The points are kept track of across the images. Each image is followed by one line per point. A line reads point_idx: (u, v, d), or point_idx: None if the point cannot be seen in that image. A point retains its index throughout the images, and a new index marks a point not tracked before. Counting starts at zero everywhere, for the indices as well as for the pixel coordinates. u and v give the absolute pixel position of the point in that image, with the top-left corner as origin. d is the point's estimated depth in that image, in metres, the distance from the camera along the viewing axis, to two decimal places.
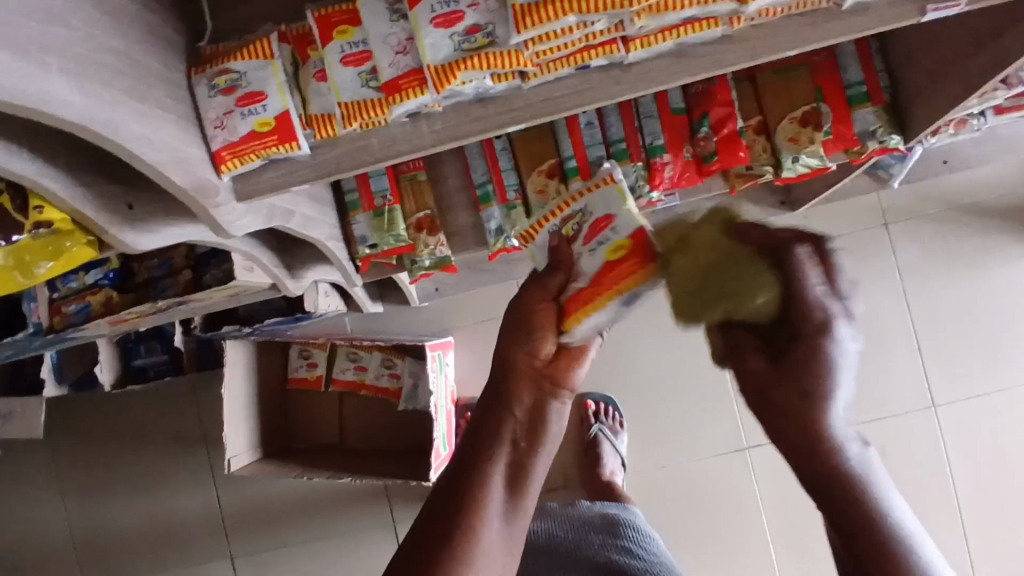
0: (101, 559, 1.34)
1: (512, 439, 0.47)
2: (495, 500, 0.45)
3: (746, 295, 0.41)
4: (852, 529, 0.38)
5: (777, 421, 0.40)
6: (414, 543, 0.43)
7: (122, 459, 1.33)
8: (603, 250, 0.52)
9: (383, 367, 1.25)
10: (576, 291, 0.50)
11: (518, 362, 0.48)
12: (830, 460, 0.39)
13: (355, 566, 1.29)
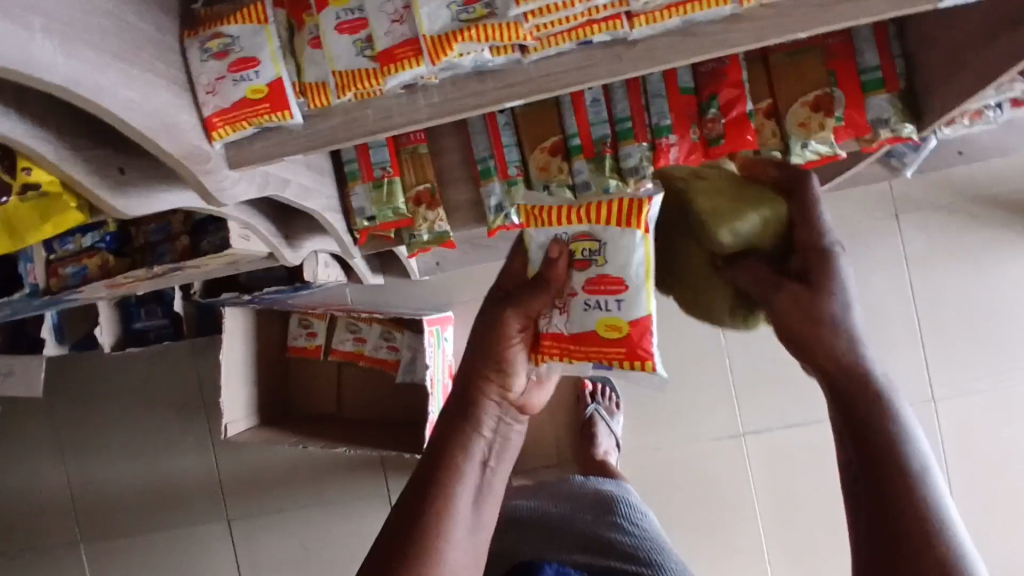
0: (100, 516, 1.37)
1: (477, 458, 0.53)
2: (460, 509, 0.50)
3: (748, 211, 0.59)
4: (869, 432, 0.43)
5: (812, 336, 0.48)
6: (387, 544, 0.48)
7: (121, 419, 1.35)
8: (594, 313, 0.64)
9: (383, 340, 1.25)
10: (558, 332, 0.63)
11: (482, 388, 0.56)
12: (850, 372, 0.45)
13: (349, 533, 1.31)
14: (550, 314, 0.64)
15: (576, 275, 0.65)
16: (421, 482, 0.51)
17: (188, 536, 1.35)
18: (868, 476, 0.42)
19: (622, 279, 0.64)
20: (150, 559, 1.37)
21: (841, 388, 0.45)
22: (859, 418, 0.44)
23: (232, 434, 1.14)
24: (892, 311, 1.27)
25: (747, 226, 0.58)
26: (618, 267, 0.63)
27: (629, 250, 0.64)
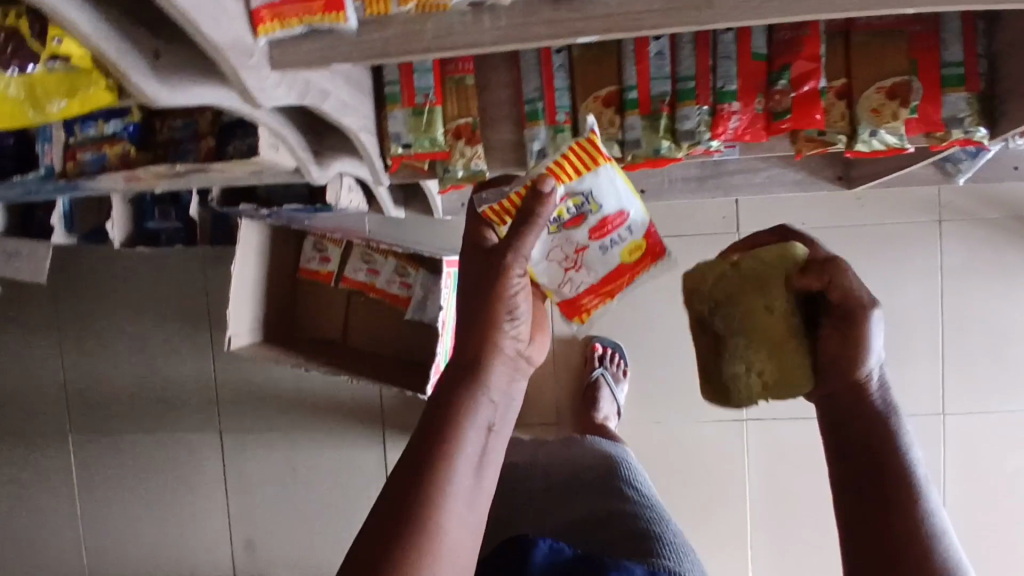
0: (92, 409, 1.37)
1: (480, 424, 0.46)
2: (462, 485, 0.44)
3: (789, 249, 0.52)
4: (877, 458, 0.47)
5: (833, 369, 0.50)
6: (380, 523, 0.42)
7: (123, 317, 1.33)
8: (617, 249, 0.60)
9: (395, 275, 1.22)
10: (590, 286, 0.61)
11: (486, 341, 0.49)
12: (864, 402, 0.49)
13: (339, 460, 1.31)
14: (575, 277, 0.61)
15: (575, 235, 0.59)
16: (417, 457, 0.44)
17: (178, 440, 1.35)
18: (869, 496, 0.47)
19: (621, 211, 0.59)
20: (139, 458, 1.37)
21: (850, 414, 0.50)
22: (870, 440, 0.48)
23: (236, 346, 1.12)
24: (918, 320, 1.24)
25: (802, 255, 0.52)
26: (612, 203, 0.59)
27: (615, 181, 0.58)
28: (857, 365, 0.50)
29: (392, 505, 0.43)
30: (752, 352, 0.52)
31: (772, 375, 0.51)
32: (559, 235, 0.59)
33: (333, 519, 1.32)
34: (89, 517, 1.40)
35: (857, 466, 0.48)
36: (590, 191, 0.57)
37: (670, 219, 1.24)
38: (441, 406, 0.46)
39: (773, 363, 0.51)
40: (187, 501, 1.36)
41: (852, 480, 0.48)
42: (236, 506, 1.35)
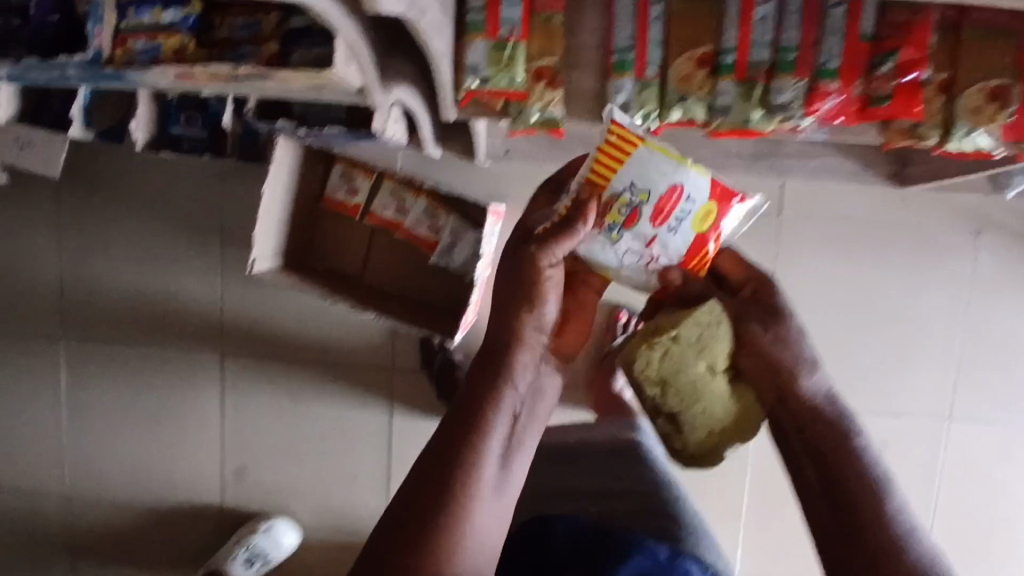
0: (87, 317, 1.30)
1: (506, 414, 0.50)
2: (490, 470, 0.48)
3: (709, 315, 0.57)
4: (831, 466, 0.53)
5: (768, 387, 0.57)
6: (409, 503, 0.46)
7: (130, 224, 1.27)
8: (688, 222, 0.58)
9: (425, 216, 1.18)
10: (676, 264, 0.60)
11: (512, 333, 0.52)
12: (806, 407, 0.55)
13: (344, 397, 1.28)
14: (659, 265, 0.60)
15: (640, 230, 0.58)
16: (444, 443, 0.48)
17: (175, 358, 1.30)
18: (832, 497, 0.52)
19: (674, 187, 0.56)
20: (132, 371, 1.32)
21: (805, 421, 0.55)
22: (824, 446, 0.54)
23: (257, 270, 1.06)
24: (939, 327, 1.24)
25: (716, 317, 0.57)
26: (661, 186, 0.56)
27: (657, 163, 0.56)
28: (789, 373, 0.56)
29: (424, 482, 0.47)
30: (714, 422, 0.58)
31: (737, 434, 0.58)
32: (627, 237, 0.58)
33: (331, 456, 1.30)
34: (74, 425, 1.35)
35: (811, 459, 0.54)
36: (638, 180, 0.56)
37: None
38: (469, 397, 0.50)
39: (732, 428, 0.58)
40: (179, 421, 1.32)
41: (821, 488, 0.53)
42: (230, 432, 1.31)
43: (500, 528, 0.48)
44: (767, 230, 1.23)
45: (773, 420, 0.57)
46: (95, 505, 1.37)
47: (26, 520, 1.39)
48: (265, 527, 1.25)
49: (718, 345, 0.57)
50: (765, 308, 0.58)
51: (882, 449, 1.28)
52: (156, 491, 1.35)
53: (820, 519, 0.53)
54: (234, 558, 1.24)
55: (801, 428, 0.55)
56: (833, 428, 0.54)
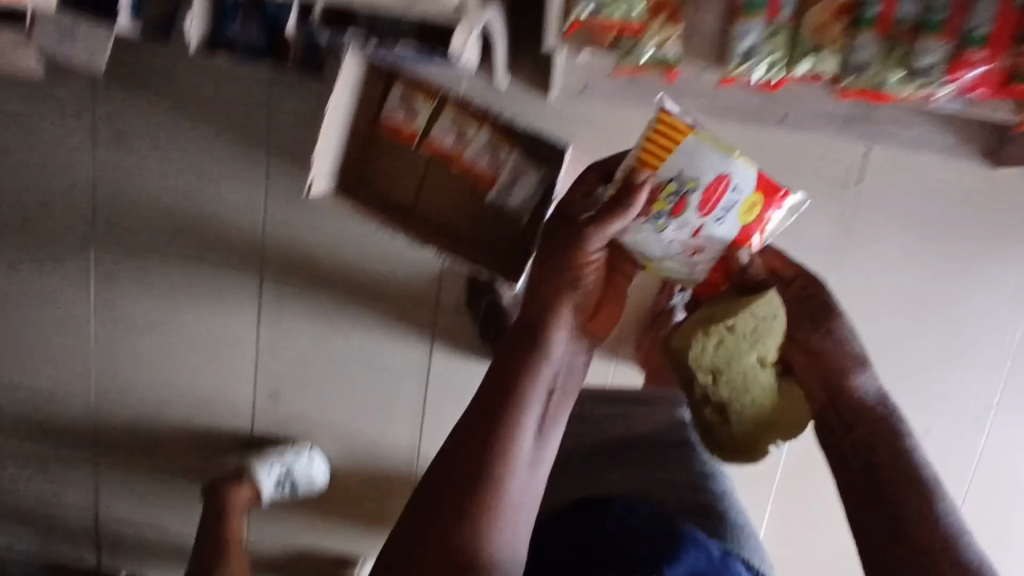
0: (120, 225, 1.24)
1: (546, 379, 0.71)
2: (529, 432, 0.69)
3: (772, 305, 0.74)
4: (870, 439, 0.73)
5: (820, 373, 0.76)
6: (471, 426, 0.68)
7: (170, 130, 1.19)
8: (730, 210, 0.73)
9: (487, 149, 1.11)
10: (717, 250, 0.76)
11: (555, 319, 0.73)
12: (849, 392, 0.75)
13: (384, 331, 1.24)
14: (702, 250, 0.77)
15: (688, 218, 0.74)
16: (500, 389, 0.69)
17: (209, 273, 1.25)
18: (869, 462, 0.72)
19: (719, 179, 0.71)
20: (163, 282, 1.27)
21: (847, 403, 0.75)
22: (865, 428, 0.73)
23: (314, 193, 1.01)
24: (1006, 315, 1.19)
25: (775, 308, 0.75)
26: (707, 177, 0.72)
27: (703, 157, 0.71)
28: (835, 361, 0.75)
29: (476, 436, 0.67)
30: (759, 406, 0.79)
31: (775, 418, 0.80)
32: (672, 222, 0.74)
33: (366, 387, 1.28)
34: (100, 332, 1.30)
35: (853, 436, 0.74)
36: (683, 170, 0.72)
37: (793, 155, 1.13)
38: (519, 358, 0.71)
39: (773, 411, 0.80)
40: (210, 338, 1.28)
41: (860, 456, 0.73)
42: (265, 352, 1.28)
43: (535, 482, 0.69)
44: (845, 196, 1.15)
45: (821, 411, 0.77)
46: (122, 412, 1.35)
47: (49, 422, 1.37)
48: (309, 459, 1.27)
49: (776, 331, 0.75)
50: (818, 314, 0.77)
51: (923, 431, 1.26)
52: (185, 404, 1.33)
53: (856, 490, 0.72)
54: (268, 471, 1.24)
55: (847, 423, 0.74)
56: (872, 409, 0.74)
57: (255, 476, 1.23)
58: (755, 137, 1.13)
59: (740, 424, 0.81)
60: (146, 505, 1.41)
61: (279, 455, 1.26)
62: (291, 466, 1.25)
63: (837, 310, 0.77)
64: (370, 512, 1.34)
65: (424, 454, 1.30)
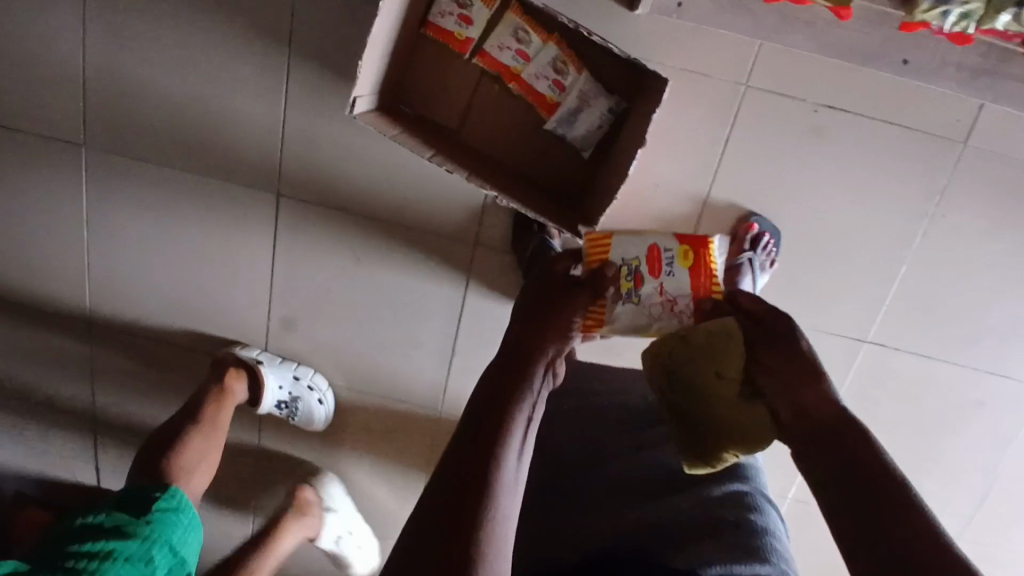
0: (115, 125, 1.07)
1: (520, 428, 0.67)
2: (510, 469, 0.63)
3: (722, 331, 0.70)
4: (855, 469, 0.58)
5: (785, 398, 0.65)
6: (449, 479, 0.60)
7: (176, 16, 1.00)
8: (676, 263, 0.79)
9: (551, 68, 0.94)
10: (687, 298, 0.78)
11: (518, 374, 0.72)
12: (822, 416, 0.63)
13: (413, 264, 1.12)
14: (679, 303, 0.79)
15: (648, 288, 0.79)
16: (476, 440, 0.64)
17: (219, 189, 1.10)
18: (857, 500, 0.56)
19: (650, 250, 0.80)
20: (166, 197, 1.11)
21: (826, 429, 0.62)
22: (850, 453, 0.59)
23: (356, 113, 0.87)
24: None
25: (728, 332, 0.70)
26: (641, 254, 0.81)
27: (629, 243, 0.82)
28: (797, 378, 0.65)
29: (457, 482, 0.60)
30: (719, 428, 0.69)
31: (738, 439, 0.68)
32: (641, 289, 0.79)
33: (387, 323, 1.17)
34: (94, 248, 1.16)
35: (837, 466, 0.59)
36: (625, 255, 0.81)
37: (896, 101, 0.99)
38: (492, 408, 0.67)
39: (729, 427, 0.68)
40: (220, 261, 1.15)
41: (844, 492, 0.57)
42: (281, 280, 1.16)
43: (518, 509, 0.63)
44: (948, 157, 1.01)
45: (793, 437, 0.64)
46: (119, 336, 1.23)
47: (37, 342, 1.24)
48: (320, 398, 1.20)
49: (733, 351, 0.69)
50: (781, 346, 0.67)
51: (976, 407, 1.16)
52: (190, 331, 1.21)
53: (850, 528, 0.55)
54: (276, 384, 1.17)
55: (824, 434, 0.61)
56: (861, 437, 0.60)
57: (262, 379, 1.15)
58: (857, 77, 0.98)
59: (699, 441, 0.70)
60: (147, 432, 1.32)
61: (295, 375, 1.18)
62: (301, 395, 1.18)
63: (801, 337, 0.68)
64: (387, 450, 1.27)
65: (450, 398, 1.21)
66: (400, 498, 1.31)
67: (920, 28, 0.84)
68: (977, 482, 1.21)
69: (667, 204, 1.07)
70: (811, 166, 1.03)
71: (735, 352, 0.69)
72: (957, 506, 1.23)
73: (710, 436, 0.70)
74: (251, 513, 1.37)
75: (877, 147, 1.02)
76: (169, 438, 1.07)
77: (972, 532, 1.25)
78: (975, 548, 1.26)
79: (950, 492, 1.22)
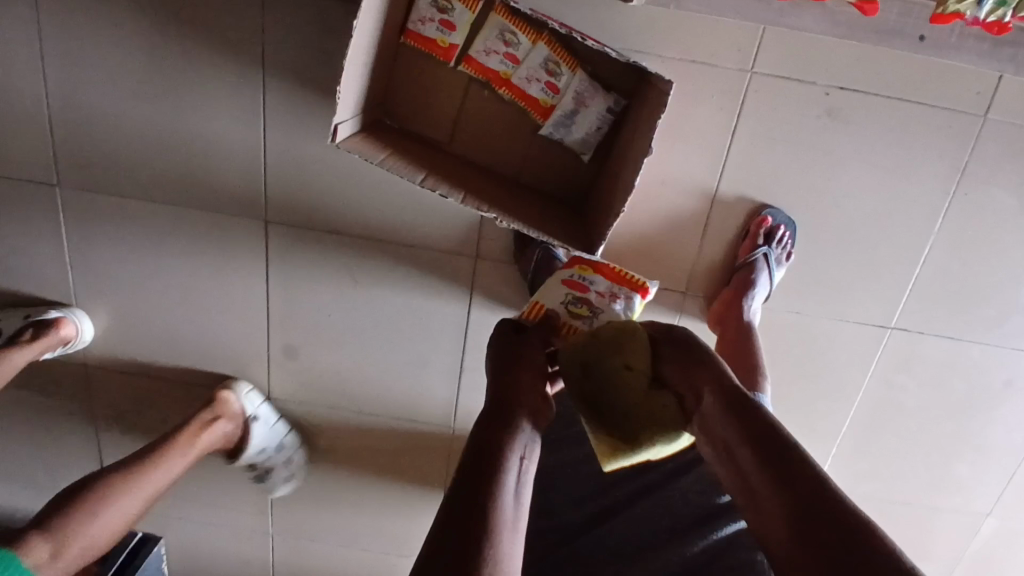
0: (88, 160, 1.01)
1: (513, 474, 0.64)
2: (508, 522, 0.60)
3: (628, 329, 0.77)
4: (787, 466, 0.63)
5: (707, 392, 0.71)
6: (443, 533, 0.57)
7: (141, 41, 0.94)
8: (586, 274, 0.89)
9: (542, 69, 0.89)
10: (617, 287, 0.88)
11: (506, 417, 0.69)
12: (742, 412, 0.68)
13: (411, 283, 1.07)
14: (619, 293, 0.88)
15: (597, 301, 0.87)
16: (468, 492, 0.61)
17: (203, 220, 1.05)
18: (795, 500, 0.60)
19: (566, 279, 0.89)
20: (149, 231, 1.06)
21: (743, 416, 0.68)
22: (776, 446, 0.65)
23: (339, 139, 0.81)
24: None
25: (631, 329, 0.77)
26: (565, 288, 0.88)
27: (554, 287, 0.88)
28: (702, 375, 0.73)
29: (451, 536, 0.57)
30: (629, 412, 0.74)
31: (654, 428, 0.73)
32: (592, 302, 0.87)
33: (390, 344, 1.13)
34: (80, 290, 1.11)
35: (769, 459, 0.64)
36: (557, 298, 0.87)
37: (913, 76, 0.93)
38: (484, 453, 0.64)
39: (643, 415, 0.73)
40: (211, 293, 1.11)
41: (785, 489, 0.61)
42: (277, 307, 1.11)
43: (519, 553, 0.60)
44: (968, 132, 0.95)
45: (702, 426, 0.71)
46: (115, 375, 1.19)
47: (32, 389, 1.21)
48: (286, 475, 1.23)
49: (637, 346, 0.76)
50: (681, 344, 0.77)
51: (1004, 388, 1.11)
52: (188, 366, 1.17)
53: (761, 505, 0.63)
54: (260, 445, 1.17)
55: (744, 425, 0.67)
56: (782, 436, 0.66)
57: (251, 415, 1.14)
58: (871, 54, 0.92)
59: (619, 430, 0.74)
60: None
61: (281, 443, 1.19)
62: (277, 463, 1.20)
63: (701, 345, 0.76)
64: (402, 469, 1.24)
65: (461, 414, 1.18)
66: (418, 515, 1.28)
67: (954, 19, 0.80)
68: (1007, 459, 1.17)
69: (676, 202, 1.01)
70: (824, 151, 0.97)
71: (641, 346, 0.76)
72: (986, 488, 1.19)
73: (626, 423, 0.74)
74: (269, 539, 1.35)
75: (893, 126, 0.96)
76: (91, 480, 0.98)
77: (1002, 512, 1.22)
78: (1011, 524, 1.23)
79: (980, 474, 1.18)
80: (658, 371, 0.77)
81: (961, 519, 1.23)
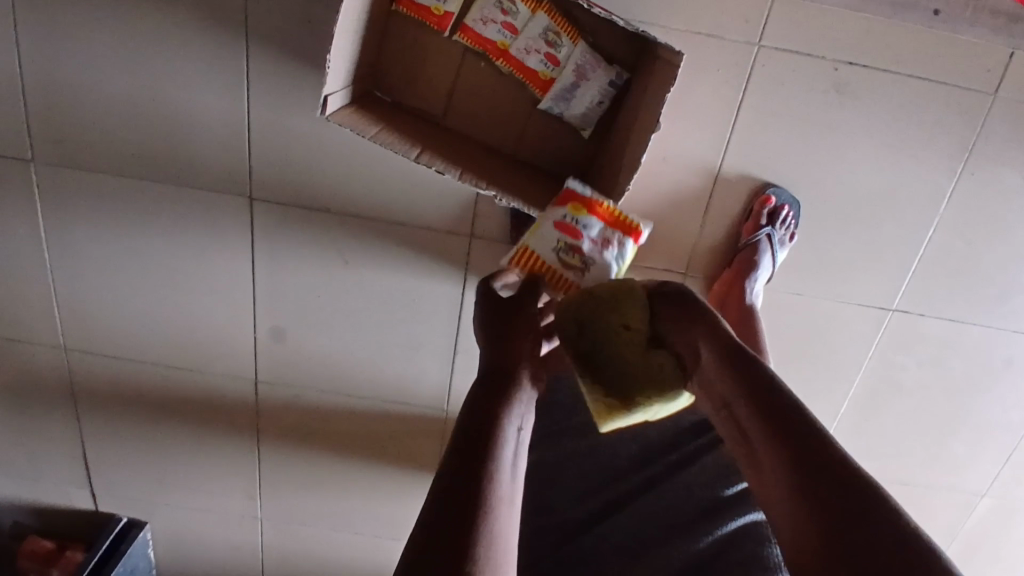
0: (60, 134, 0.96)
1: (509, 447, 0.62)
2: (506, 500, 0.58)
3: (625, 285, 0.72)
4: (788, 425, 0.61)
5: (707, 350, 0.69)
6: (439, 509, 0.55)
7: (114, 8, 0.89)
8: (576, 215, 0.77)
9: (542, 39, 0.85)
10: (612, 229, 0.77)
11: (501, 390, 0.67)
12: (741, 372, 0.66)
13: (404, 262, 1.04)
14: (613, 238, 0.77)
15: (590, 250, 0.76)
16: (463, 466, 0.58)
17: (187, 199, 1.00)
18: (795, 459, 0.59)
19: (556, 223, 0.77)
20: (130, 211, 1.02)
21: (743, 376, 0.65)
22: (776, 405, 0.62)
23: (330, 114, 0.77)
24: None
25: (628, 285, 0.73)
26: (556, 233, 0.77)
27: (544, 232, 0.77)
28: (702, 334, 0.70)
29: (448, 512, 0.54)
30: (626, 371, 0.70)
31: (651, 388, 0.69)
32: (585, 251, 0.76)
33: (381, 325, 1.09)
34: (56, 271, 1.07)
35: (769, 418, 0.62)
36: (547, 244, 0.77)
37: (923, 51, 0.90)
38: (480, 425, 0.62)
39: (642, 375, 0.69)
40: (194, 275, 1.07)
41: (784, 448, 0.60)
42: (264, 288, 1.07)
43: (515, 530, 0.58)
44: (976, 111, 0.93)
45: (703, 386, 0.70)
46: (98, 360, 1.15)
47: (9, 373, 1.16)
48: None
49: (635, 302, 0.72)
50: (678, 300, 0.73)
51: (1001, 369, 1.11)
52: (170, 350, 1.13)
53: (760, 463, 0.62)
54: None
55: (744, 386, 0.65)
56: (782, 394, 0.63)
57: None
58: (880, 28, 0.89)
59: (614, 389, 0.70)
60: (137, 453, 1.25)
61: None
62: None
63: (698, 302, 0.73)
64: (395, 452, 1.22)
65: (455, 397, 1.15)
66: (412, 499, 1.26)
67: None
68: (1002, 440, 1.17)
69: (677, 179, 0.98)
70: (830, 128, 0.95)
71: (638, 303, 0.72)
72: (982, 468, 1.19)
73: (621, 383, 0.70)
74: (259, 523, 1.33)
75: (900, 103, 0.93)
76: None
77: (996, 491, 1.22)
78: (1005, 503, 1.23)
79: (975, 454, 1.18)
80: (655, 329, 0.73)
81: (957, 498, 1.23)
